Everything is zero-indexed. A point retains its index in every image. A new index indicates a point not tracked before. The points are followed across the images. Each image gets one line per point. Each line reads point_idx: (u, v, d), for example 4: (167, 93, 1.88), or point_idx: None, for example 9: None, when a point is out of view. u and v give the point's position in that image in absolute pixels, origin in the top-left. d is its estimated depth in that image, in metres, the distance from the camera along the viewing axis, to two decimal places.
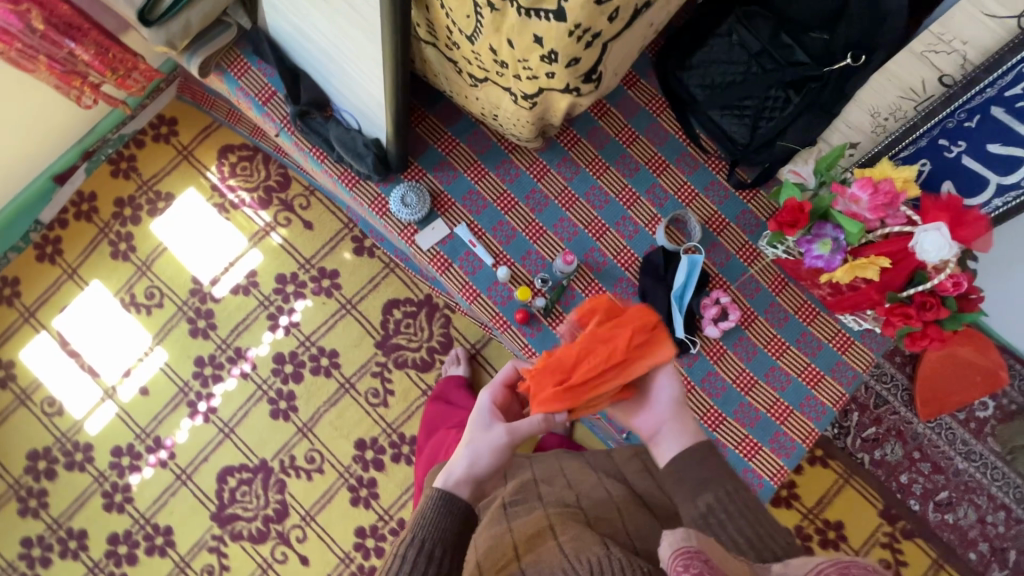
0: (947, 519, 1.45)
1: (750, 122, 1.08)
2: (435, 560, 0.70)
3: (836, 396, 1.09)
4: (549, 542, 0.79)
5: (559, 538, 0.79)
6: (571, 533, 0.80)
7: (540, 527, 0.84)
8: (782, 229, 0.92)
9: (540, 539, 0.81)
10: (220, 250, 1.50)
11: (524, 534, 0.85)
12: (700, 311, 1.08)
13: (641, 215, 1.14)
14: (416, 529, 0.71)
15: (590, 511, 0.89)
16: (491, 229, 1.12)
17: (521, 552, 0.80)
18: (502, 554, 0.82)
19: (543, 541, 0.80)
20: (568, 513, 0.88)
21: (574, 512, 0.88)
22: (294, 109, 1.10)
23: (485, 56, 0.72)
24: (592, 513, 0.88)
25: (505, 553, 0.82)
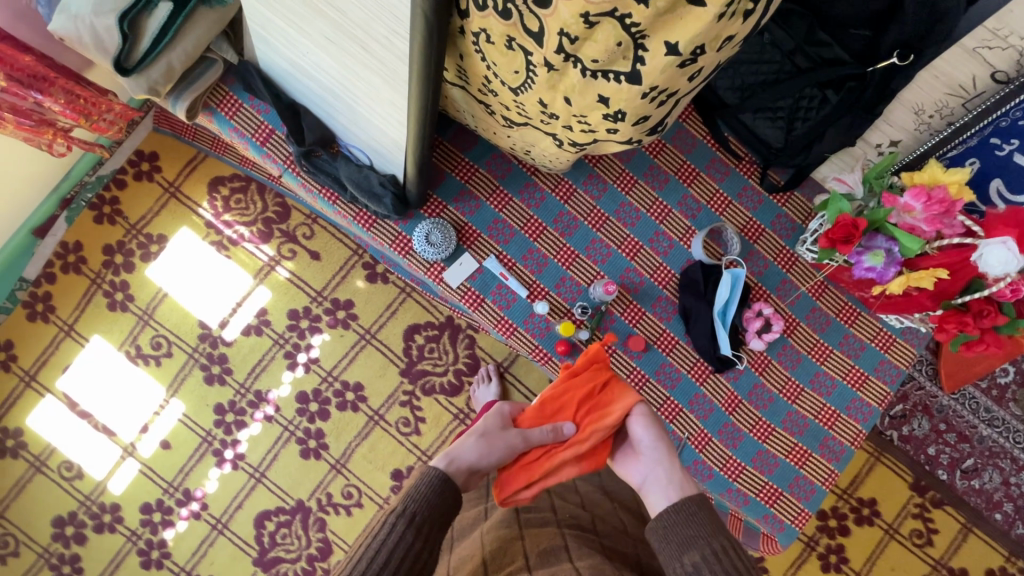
0: (973, 485, 1.50)
1: (784, 124, 1.03)
2: (422, 537, 0.72)
3: (881, 395, 1.09)
4: (562, 564, 0.78)
5: (575, 562, 0.78)
6: (589, 560, 0.78)
7: (553, 544, 0.84)
8: (835, 245, 0.89)
9: (553, 557, 0.81)
10: (224, 290, 1.42)
11: (536, 545, 0.85)
12: (744, 325, 1.06)
13: (675, 229, 1.09)
14: (413, 503, 0.73)
15: (604, 538, 0.88)
16: (521, 259, 1.07)
17: (532, 565, 0.81)
18: (512, 559, 0.84)
19: (556, 559, 0.80)
20: (584, 535, 0.87)
21: (590, 536, 0.87)
22: (299, 150, 1.01)
23: (530, 107, 0.65)
24: (607, 540, 0.87)
25: (513, 562, 0.84)
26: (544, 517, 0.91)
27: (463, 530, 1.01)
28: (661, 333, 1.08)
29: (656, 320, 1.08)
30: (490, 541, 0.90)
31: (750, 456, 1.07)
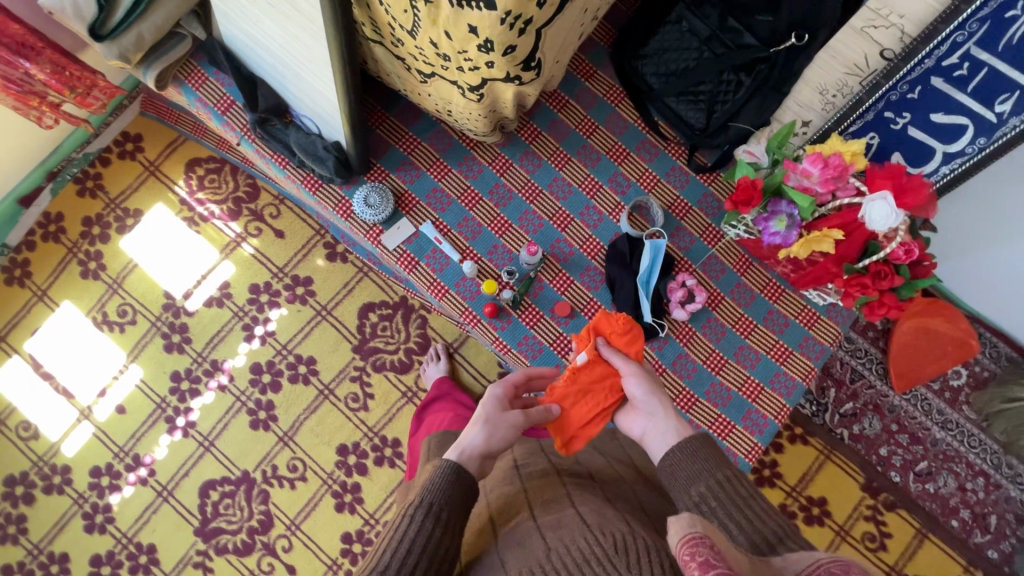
0: (928, 489, 1.47)
1: (705, 107, 1.10)
2: (442, 523, 0.73)
3: (804, 371, 1.11)
4: (566, 510, 0.77)
5: (578, 508, 0.77)
6: (590, 505, 0.77)
7: (556, 494, 0.82)
8: (738, 208, 0.93)
9: (556, 505, 0.80)
10: (191, 263, 1.50)
11: (538, 496, 0.84)
12: (666, 294, 1.09)
13: (605, 204, 1.15)
14: (431, 493, 0.75)
15: (606, 484, 0.87)
16: (457, 226, 1.13)
17: (537, 513, 0.80)
18: (517, 513, 0.83)
19: (560, 507, 0.79)
20: (586, 485, 0.85)
21: (591, 483, 0.86)
22: (253, 117, 1.10)
23: (427, 50, 0.72)
24: (609, 487, 0.86)
25: (518, 513, 0.83)
26: (543, 468, 0.91)
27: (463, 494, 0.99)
28: (588, 301, 1.12)
29: (584, 288, 1.12)
30: (493, 499, 0.89)
31: None
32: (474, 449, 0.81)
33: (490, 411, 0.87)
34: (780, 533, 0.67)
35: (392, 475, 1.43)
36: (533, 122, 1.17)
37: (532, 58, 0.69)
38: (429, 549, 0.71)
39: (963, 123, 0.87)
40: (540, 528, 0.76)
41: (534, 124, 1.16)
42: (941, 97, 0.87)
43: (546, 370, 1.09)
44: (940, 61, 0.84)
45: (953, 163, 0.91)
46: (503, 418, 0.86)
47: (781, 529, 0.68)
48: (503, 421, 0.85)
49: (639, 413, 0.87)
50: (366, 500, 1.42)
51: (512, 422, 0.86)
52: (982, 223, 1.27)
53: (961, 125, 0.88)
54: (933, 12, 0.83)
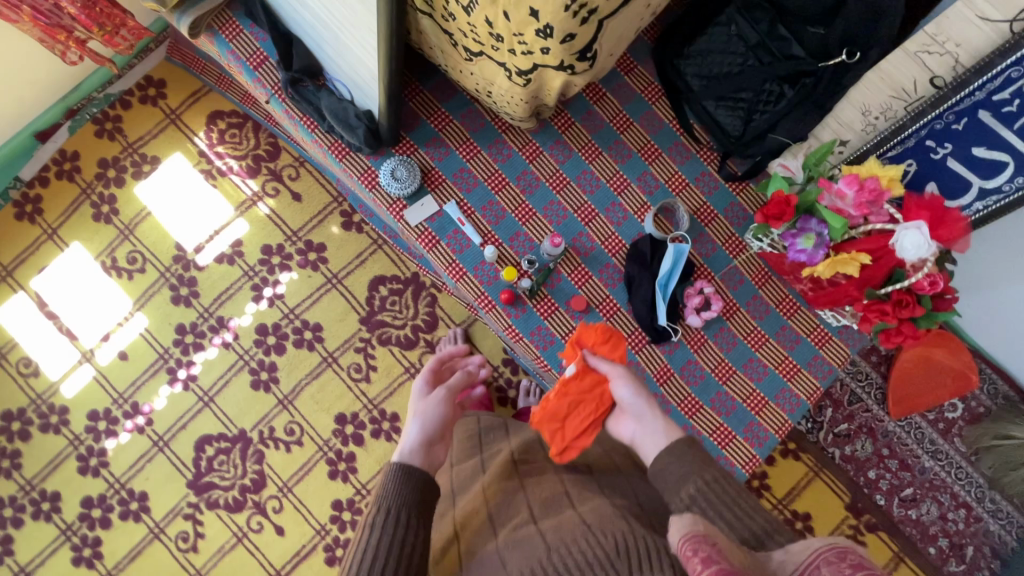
0: (910, 514, 1.50)
1: (744, 114, 1.09)
2: (401, 525, 0.75)
3: (810, 390, 1.11)
4: (567, 511, 0.79)
5: (578, 509, 0.79)
6: (591, 505, 0.79)
7: (555, 493, 0.84)
8: (768, 222, 0.93)
9: (557, 505, 0.82)
10: (205, 217, 1.48)
11: (538, 495, 0.85)
12: (683, 300, 1.09)
13: (632, 202, 1.14)
14: (386, 498, 0.77)
15: (604, 479, 0.90)
16: (480, 209, 1.12)
17: (536, 513, 0.81)
18: (516, 510, 0.84)
19: (561, 508, 0.80)
20: (582, 481, 0.88)
21: (587, 480, 0.89)
22: (286, 76, 1.08)
23: (480, 28, 0.71)
24: (604, 481, 0.89)
25: (518, 512, 0.84)
26: (541, 466, 0.93)
27: (458, 482, 0.95)
28: (604, 298, 1.11)
29: (601, 285, 1.12)
30: (489, 492, 0.89)
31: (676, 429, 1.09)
32: (413, 444, 0.85)
33: (420, 406, 0.94)
34: (768, 528, 0.69)
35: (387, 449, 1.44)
36: (568, 112, 1.15)
37: (588, 49, 0.67)
38: (391, 552, 0.73)
39: (1004, 161, 0.87)
40: (541, 528, 0.77)
41: (568, 114, 1.15)
42: (986, 131, 0.87)
43: (555, 362, 1.10)
44: (991, 94, 0.84)
45: (987, 200, 0.91)
46: (428, 404, 0.94)
47: (768, 524, 0.70)
48: (434, 408, 0.93)
49: (629, 417, 0.88)
50: (360, 470, 1.43)
51: (436, 401, 0.94)
52: (1000, 260, 1.27)
53: (1002, 162, 0.87)
54: (991, 43, 0.82)
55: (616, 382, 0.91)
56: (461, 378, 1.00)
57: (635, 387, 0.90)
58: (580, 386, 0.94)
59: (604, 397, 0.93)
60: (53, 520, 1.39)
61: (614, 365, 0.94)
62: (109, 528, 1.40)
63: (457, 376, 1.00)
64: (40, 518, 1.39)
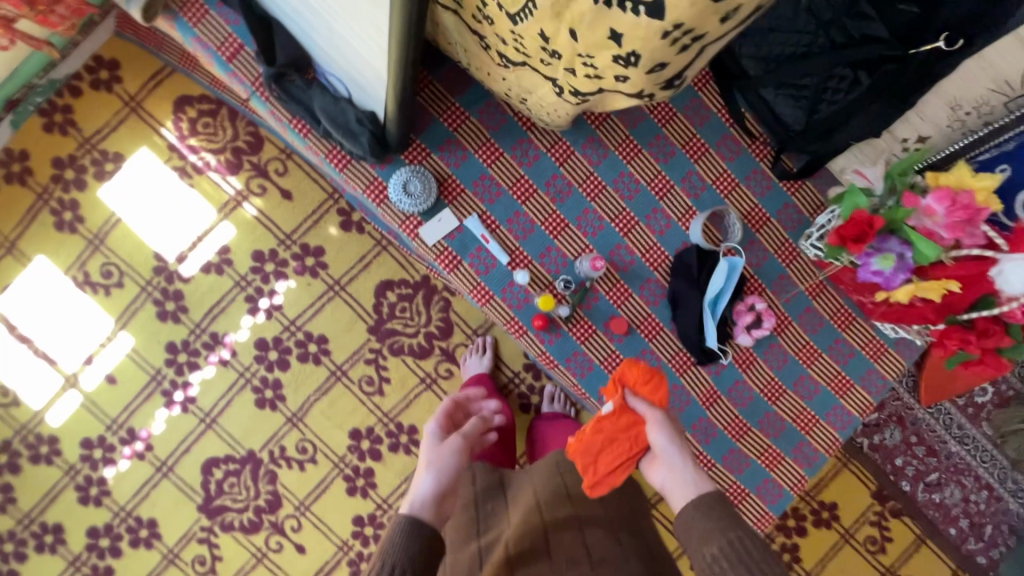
0: (934, 498, 1.50)
1: (807, 105, 0.93)
2: None
3: (863, 405, 1.05)
4: None
5: None
6: None
7: None
8: (845, 243, 0.82)
9: None
10: (184, 222, 1.31)
11: None
12: (733, 318, 0.99)
13: (676, 208, 1.01)
14: (392, 555, 0.76)
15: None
16: (506, 222, 0.98)
17: None
18: None
19: None
20: None
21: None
22: (269, 71, 0.90)
23: (530, 41, 0.55)
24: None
25: None
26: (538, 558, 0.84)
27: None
28: (645, 317, 1.01)
29: (642, 303, 1.01)
30: None
31: (721, 453, 1.03)
32: (425, 497, 0.84)
33: (432, 453, 0.92)
34: None
35: (407, 462, 1.38)
36: None
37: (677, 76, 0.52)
38: None
39: None
40: None
41: None
42: None
43: (594, 390, 1.01)
44: None
45: None
46: (440, 453, 0.91)
47: None
48: (444, 455, 0.90)
49: (662, 464, 0.83)
50: (379, 485, 1.37)
51: (449, 450, 0.91)
52: None
53: None
54: None
55: (656, 429, 0.84)
56: (475, 426, 0.97)
57: (677, 443, 0.83)
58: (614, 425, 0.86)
59: (639, 439, 0.85)
60: (59, 552, 1.32)
61: (656, 410, 0.86)
62: (120, 557, 1.33)
63: (473, 423, 0.97)
64: (45, 551, 1.32)
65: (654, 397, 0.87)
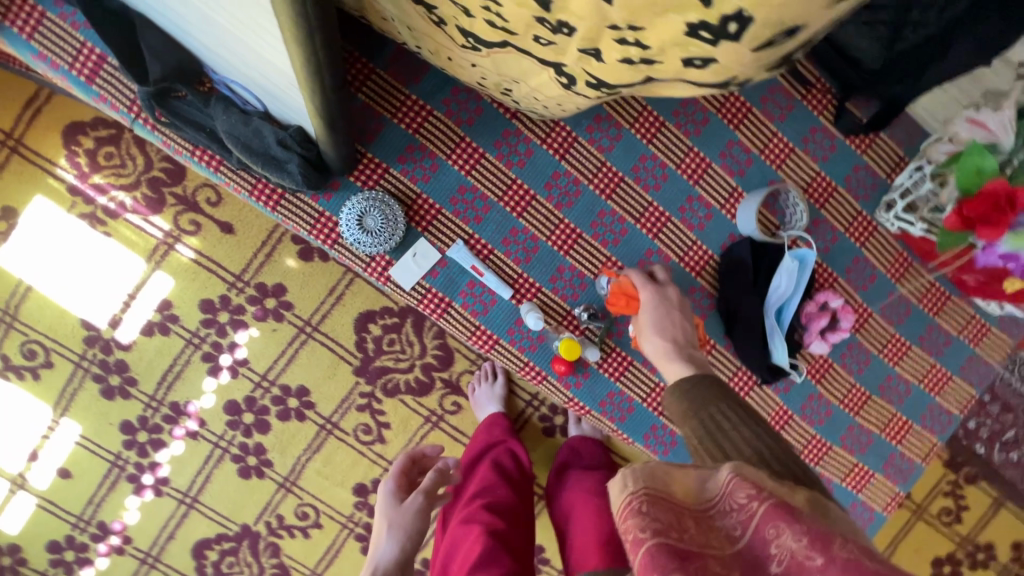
0: (1012, 457, 1.35)
1: (887, 32, 0.68)
2: None
3: (963, 400, 0.86)
4: None
5: None
6: None
7: None
8: (970, 225, 0.61)
9: None
10: (108, 278, 1.08)
11: None
12: (803, 323, 0.78)
13: (716, 192, 0.78)
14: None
15: None
16: (502, 243, 0.75)
17: None
18: None
19: None
20: None
21: None
22: (143, 90, 0.65)
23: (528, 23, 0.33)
24: None
25: None
26: None
27: None
28: None
29: None
30: None
31: None
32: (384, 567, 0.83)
33: (397, 515, 0.89)
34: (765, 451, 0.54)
35: None
36: None
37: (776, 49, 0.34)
38: None
39: None
40: None
41: None
42: None
43: (638, 434, 0.81)
44: None
45: None
46: (403, 513, 0.88)
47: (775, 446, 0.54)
48: (404, 520, 0.88)
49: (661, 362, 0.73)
50: None
51: (413, 510, 0.88)
52: None
53: None
54: None
55: (642, 316, 0.73)
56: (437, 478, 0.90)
57: (665, 315, 0.73)
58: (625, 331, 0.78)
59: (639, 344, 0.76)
60: None
61: (636, 287, 0.74)
62: None
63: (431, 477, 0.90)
64: None
65: (633, 294, 0.74)
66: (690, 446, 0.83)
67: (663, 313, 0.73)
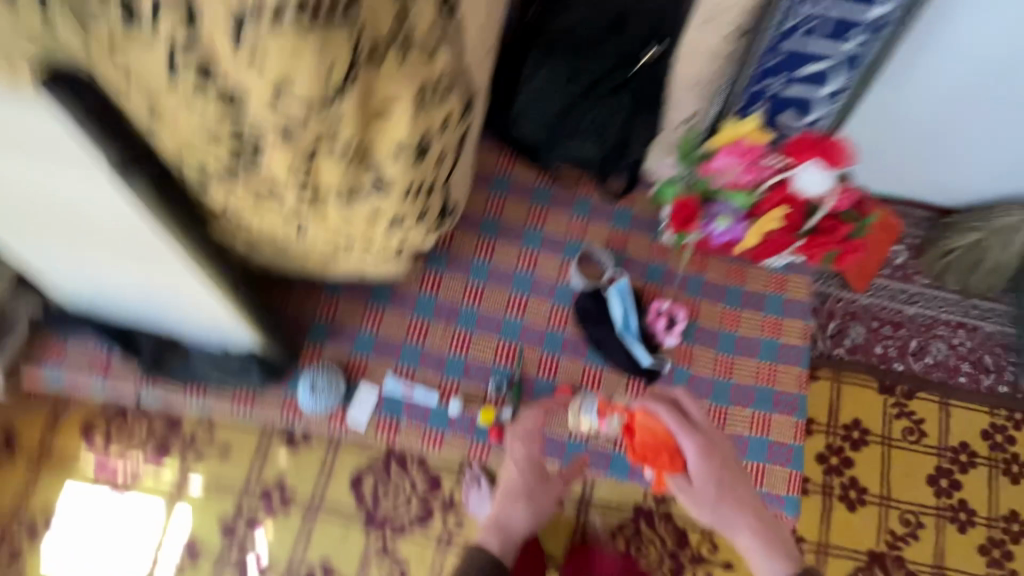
0: (928, 362, 1.55)
1: (596, 140, 1.05)
2: None
3: (801, 332, 1.11)
4: None
5: None
6: None
7: None
8: (684, 226, 0.97)
9: None
10: (139, 533, 1.26)
11: None
12: (650, 327, 1.05)
13: (550, 269, 1.09)
14: None
15: None
16: (419, 364, 1.02)
17: None
18: None
19: None
20: None
21: None
22: (146, 366, 0.96)
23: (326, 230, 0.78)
24: None
25: None
26: None
27: None
28: (582, 372, 1.05)
29: (573, 361, 1.05)
30: None
31: None
32: None
33: None
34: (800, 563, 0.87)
35: None
36: None
37: (433, 204, 0.80)
38: None
39: (825, 70, 0.92)
40: None
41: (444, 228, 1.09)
42: (801, 55, 0.90)
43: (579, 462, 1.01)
44: (792, 30, 0.86)
45: (834, 100, 0.96)
46: None
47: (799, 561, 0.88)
48: None
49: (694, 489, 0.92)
50: None
51: None
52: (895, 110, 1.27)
53: (823, 72, 0.92)
54: None
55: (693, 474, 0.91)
56: None
57: (713, 460, 0.90)
58: (662, 455, 0.93)
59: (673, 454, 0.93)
60: None
61: (677, 438, 0.92)
62: None
63: None
64: None
65: (673, 448, 0.93)
66: (623, 455, 1.02)
67: (707, 452, 0.91)
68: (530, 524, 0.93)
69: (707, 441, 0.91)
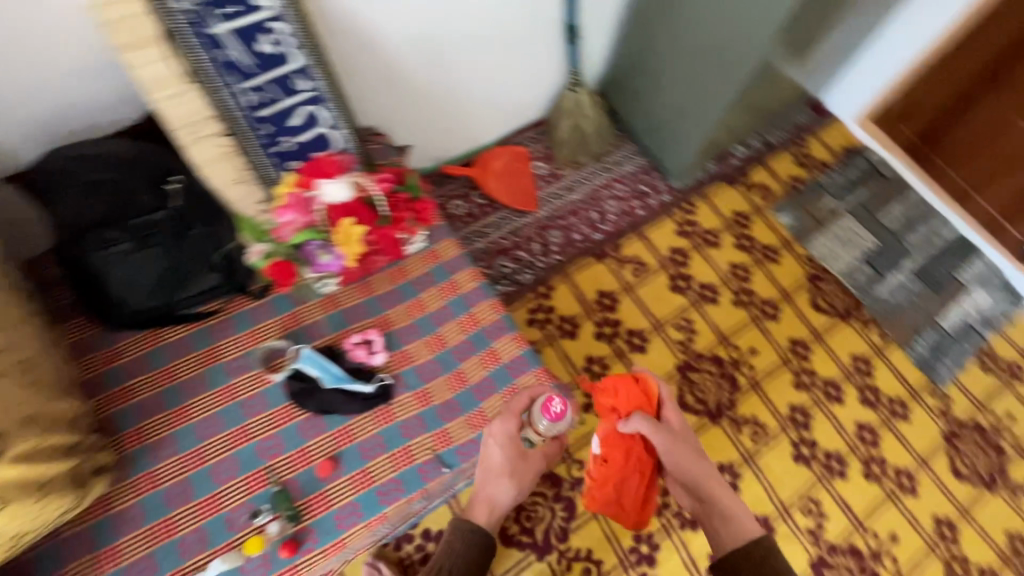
0: (610, 217, 1.93)
1: (206, 270, 1.14)
2: None
3: (470, 276, 1.30)
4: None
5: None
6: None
7: None
8: (290, 279, 1.09)
9: None
10: None
11: None
12: (356, 362, 1.17)
13: (248, 386, 1.14)
14: None
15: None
16: (183, 558, 1.00)
17: None
18: None
19: None
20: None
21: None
22: None
23: None
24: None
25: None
26: None
27: None
28: (331, 439, 1.11)
29: (317, 438, 1.10)
30: None
31: (472, 400, 1.17)
32: None
33: None
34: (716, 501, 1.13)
35: None
36: (124, 430, 1.08)
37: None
38: None
39: (305, 119, 1.17)
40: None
41: (128, 430, 1.08)
42: (279, 119, 1.13)
43: (376, 507, 1.07)
44: (252, 110, 1.09)
45: (337, 134, 1.22)
46: None
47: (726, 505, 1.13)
48: None
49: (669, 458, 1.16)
50: None
51: None
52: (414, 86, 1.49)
53: (305, 120, 1.17)
54: (206, 96, 1.03)
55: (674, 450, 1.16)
56: None
57: (685, 449, 1.16)
58: (610, 422, 1.20)
59: (644, 436, 1.21)
60: None
61: (658, 407, 1.21)
62: None
63: None
64: None
65: (652, 412, 1.20)
66: (408, 470, 1.10)
67: (679, 451, 1.16)
68: (517, 497, 1.11)
69: (679, 442, 1.16)
